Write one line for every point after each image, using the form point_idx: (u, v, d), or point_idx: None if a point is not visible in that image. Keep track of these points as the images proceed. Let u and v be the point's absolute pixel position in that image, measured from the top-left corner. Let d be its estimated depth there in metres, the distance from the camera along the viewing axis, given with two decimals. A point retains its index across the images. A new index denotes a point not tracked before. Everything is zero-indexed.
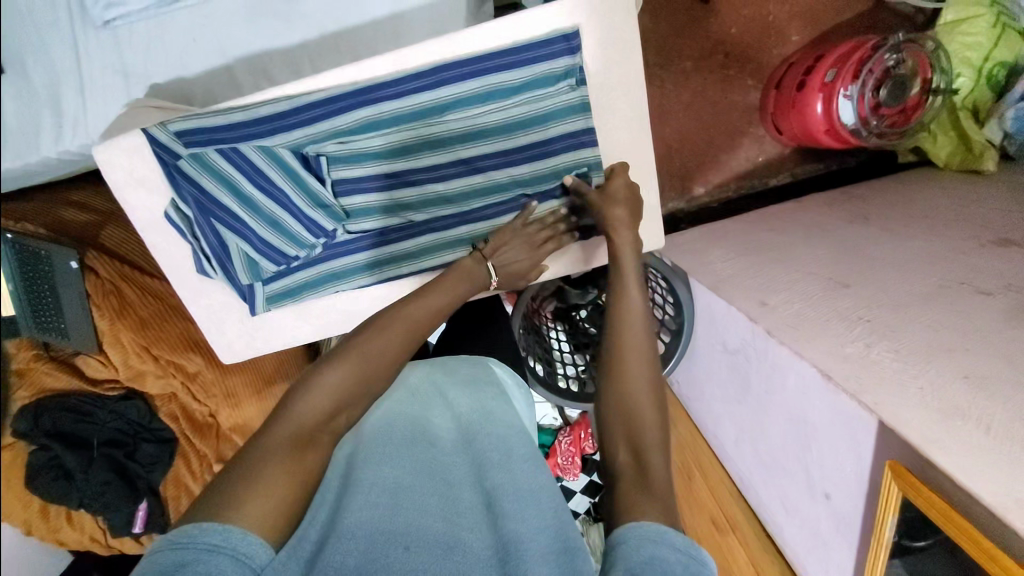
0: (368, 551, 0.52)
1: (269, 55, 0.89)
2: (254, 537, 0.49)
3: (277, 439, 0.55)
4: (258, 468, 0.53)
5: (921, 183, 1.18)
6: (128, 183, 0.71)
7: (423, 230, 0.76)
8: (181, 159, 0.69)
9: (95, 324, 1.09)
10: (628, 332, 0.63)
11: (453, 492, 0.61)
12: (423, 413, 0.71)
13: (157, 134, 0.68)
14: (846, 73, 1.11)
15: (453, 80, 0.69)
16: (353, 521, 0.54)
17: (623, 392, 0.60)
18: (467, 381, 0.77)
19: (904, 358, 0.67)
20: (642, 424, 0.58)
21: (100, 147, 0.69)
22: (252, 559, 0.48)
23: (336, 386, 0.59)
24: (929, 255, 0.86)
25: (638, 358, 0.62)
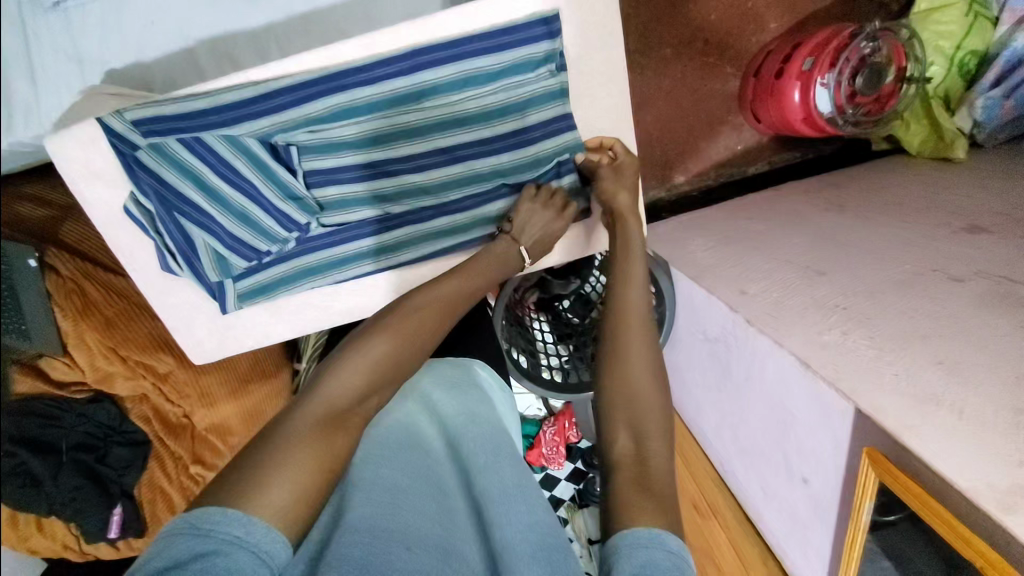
0: (368, 551, 0.49)
1: (233, 39, 0.85)
2: (279, 525, 0.50)
3: (316, 413, 0.58)
4: (294, 441, 0.55)
5: (895, 170, 1.20)
6: (82, 175, 0.67)
7: (400, 222, 0.74)
8: (140, 150, 0.65)
9: (58, 325, 1.05)
10: (629, 325, 0.64)
11: (448, 499, 0.61)
12: (413, 415, 0.70)
13: (112, 123, 0.64)
14: (823, 61, 1.12)
15: (430, 66, 0.66)
16: (356, 518, 0.52)
17: (625, 385, 0.61)
18: (452, 381, 0.76)
19: (880, 344, 0.67)
20: (645, 418, 0.60)
21: (54, 139, 0.64)
22: (271, 557, 0.48)
23: (372, 367, 0.61)
24: (903, 242, 0.88)
25: (639, 354, 0.63)
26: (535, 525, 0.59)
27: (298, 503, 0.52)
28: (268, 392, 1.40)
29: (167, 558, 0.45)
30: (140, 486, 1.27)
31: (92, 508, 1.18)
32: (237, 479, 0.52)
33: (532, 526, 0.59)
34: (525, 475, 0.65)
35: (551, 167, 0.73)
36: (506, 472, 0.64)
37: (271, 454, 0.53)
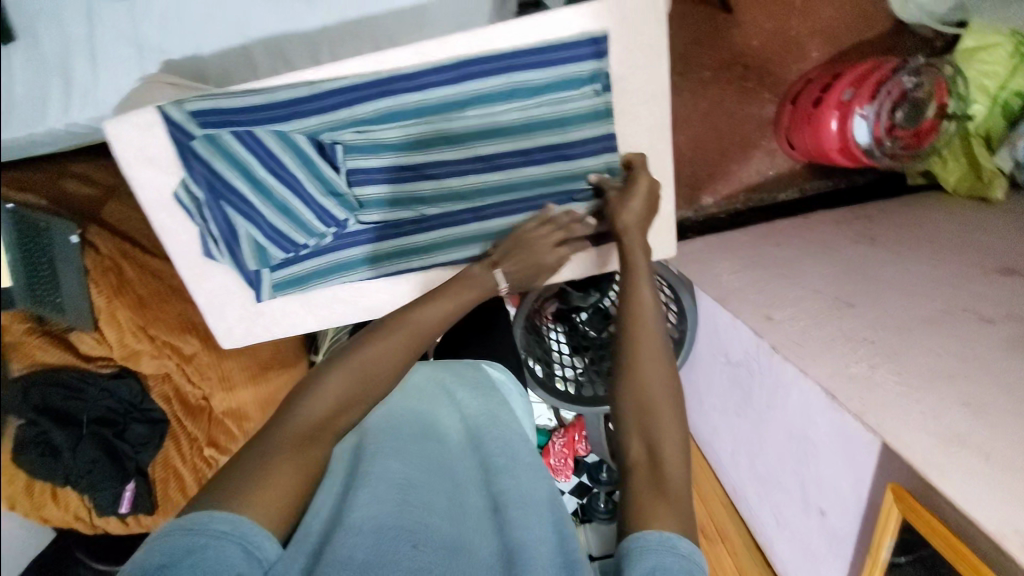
0: (371, 552, 0.50)
1: (287, 38, 0.88)
2: (258, 525, 0.50)
3: (284, 435, 0.55)
4: (265, 463, 0.53)
5: (927, 207, 1.18)
6: (136, 159, 0.69)
7: (435, 225, 0.75)
8: (193, 139, 0.67)
9: (91, 300, 1.08)
10: (642, 336, 0.61)
11: (460, 494, 0.62)
12: (430, 409, 0.72)
13: (172, 113, 0.66)
14: (863, 93, 1.11)
15: (477, 76, 0.67)
16: (360, 515, 0.53)
17: (638, 385, 0.60)
18: (468, 382, 0.78)
19: (909, 381, 0.66)
20: (654, 426, 0.58)
21: (112, 122, 0.67)
22: (260, 551, 0.49)
23: (340, 382, 0.59)
24: (933, 279, 0.86)
25: (650, 348, 0.61)
26: (549, 531, 0.59)
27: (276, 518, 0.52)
28: (285, 381, 1.42)
29: (160, 556, 0.46)
30: (155, 464, 1.32)
31: (106, 482, 1.24)
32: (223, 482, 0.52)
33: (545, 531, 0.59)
34: (545, 481, 0.66)
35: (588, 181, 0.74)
36: (522, 479, 0.65)
37: (243, 476, 0.52)
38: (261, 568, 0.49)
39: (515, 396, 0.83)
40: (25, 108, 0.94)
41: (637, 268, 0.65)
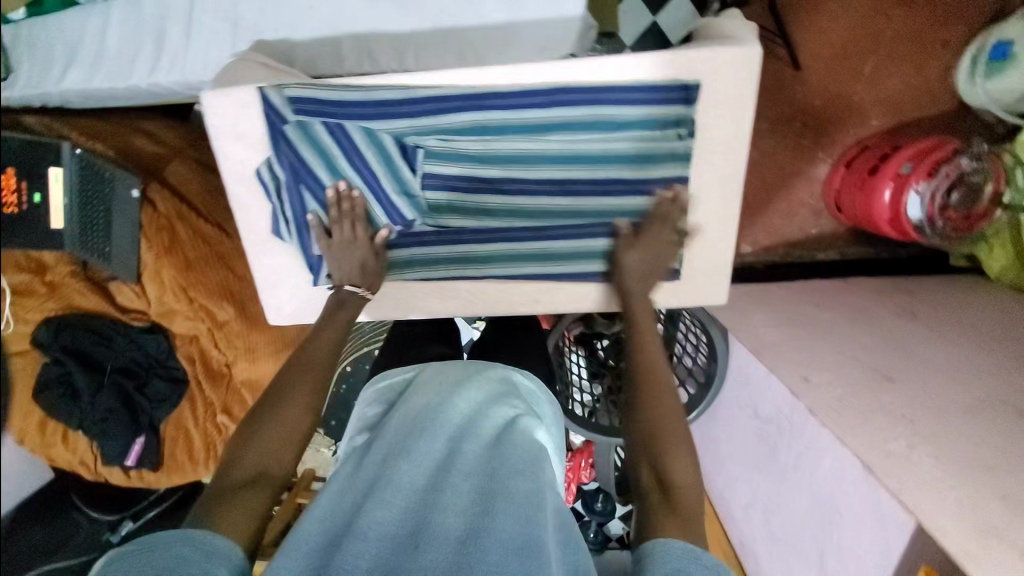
0: (380, 549, 0.61)
1: (377, 35, 0.90)
2: (224, 540, 0.56)
3: (226, 478, 0.63)
4: (221, 502, 0.60)
5: (968, 290, 1.18)
6: (227, 133, 0.72)
7: (496, 238, 0.77)
8: (288, 125, 0.70)
9: (141, 254, 1.14)
10: (650, 378, 0.67)
11: (463, 483, 0.68)
12: (435, 401, 0.78)
13: (271, 95, 0.69)
14: (921, 169, 1.12)
15: (566, 105, 0.69)
16: (366, 522, 0.63)
17: (654, 415, 0.64)
18: (475, 381, 0.83)
19: (946, 467, 0.66)
20: (658, 443, 0.62)
21: (209, 94, 0.69)
22: (213, 545, 0.55)
23: (278, 423, 0.68)
24: (974, 367, 0.86)
25: (661, 385, 0.67)
26: (530, 530, 0.62)
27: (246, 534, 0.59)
28: None
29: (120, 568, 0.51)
30: (167, 422, 1.35)
31: (119, 431, 1.27)
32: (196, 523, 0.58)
33: (526, 530, 0.62)
34: (534, 481, 0.69)
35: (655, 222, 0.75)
36: (511, 479, 0.68)
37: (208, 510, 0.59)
38: (216, 553, 0.55)
39: (527, 391, 0.88)
40: (115, 63, 0.98)
41: (642, 319, 0.72)
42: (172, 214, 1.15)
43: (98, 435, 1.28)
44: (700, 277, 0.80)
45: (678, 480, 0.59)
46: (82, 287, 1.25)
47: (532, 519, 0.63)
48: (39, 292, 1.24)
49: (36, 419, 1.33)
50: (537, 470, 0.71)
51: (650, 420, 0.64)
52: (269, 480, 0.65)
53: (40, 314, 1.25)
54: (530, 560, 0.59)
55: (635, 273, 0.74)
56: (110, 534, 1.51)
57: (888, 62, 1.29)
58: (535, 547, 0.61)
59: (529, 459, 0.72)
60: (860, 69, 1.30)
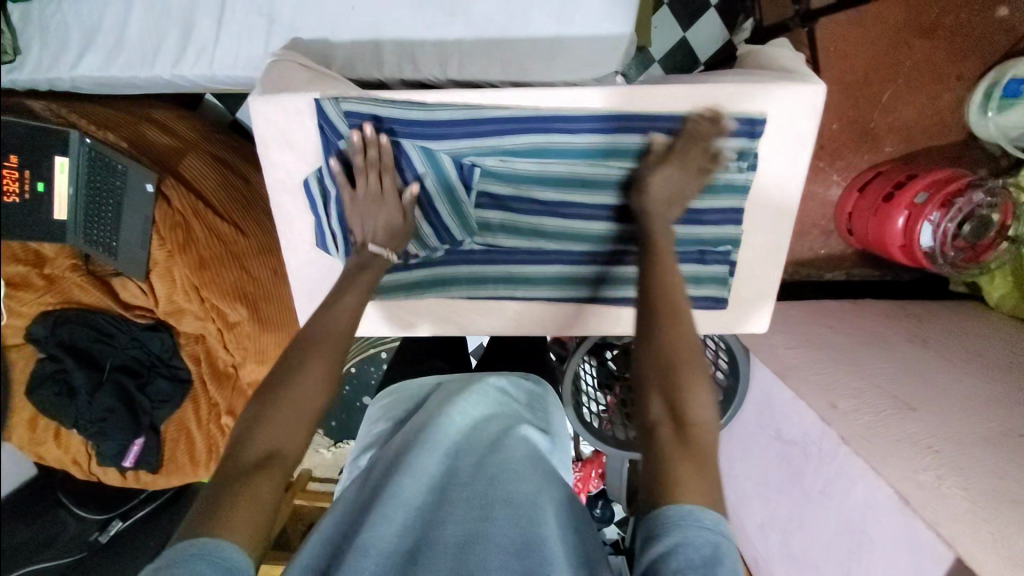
0: (383, 562, 0.61)
1: (421, 41, 0.88)
2: (231, 550, 0.52)
3: (233, 466, 0.58)
4: (225, 497, 0.56)
5: (971, 317, 1.23)
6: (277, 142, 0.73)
7: (547, 258, 0.80)
8: (341, 139, 0.72)
9: (152, 251, 1.09)
10: (671, 300, 0.65)
11: (463, 492, 0.69)
12: (433, 417, 0.79)
13: (327, 107, 0.70)
14: (936, 201, 1.14)
15: (626, 133, 0.71)
16: (372, 537, 0.62)
17: (670, 337, 0.62)
18: (472, 395, 0.84)
19: (975, 500, 0.69)
20: (676, 372, 0.61)
21: (258, 100, 0.70)
22: (228, 562, 0.51)
23: (288, 406, 0.62)
24: (986, 397, 0.90)
25: (682, 312, 0.64)
26: (529, 531, 0.63)
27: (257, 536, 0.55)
28: None
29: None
30: (168, 422, 1.30)
31: (118, 432, 1.22)
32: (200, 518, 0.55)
33: (526, 532, 0.63)
34: (535, 486, 0.70)
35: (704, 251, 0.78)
36: (510, 484, 0.69)
37: (215, 505, 0.55)
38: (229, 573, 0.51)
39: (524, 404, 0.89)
40: (136, 50, 0.93)
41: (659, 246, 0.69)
42: (187, 210, 1.10)
43: (95, 435, 1.22)
44: (741, 305, 0.82)
45: (691, 411, 0.59)
46: (83, 280, 1.19)
47: (534, 520, 0.64)
48: (36, 285, 1.18)
49: (26, 416, 1.26)
50: (536, 475, 0.72)
51: (661, 346, 0.62)
52: (281, 466, 0.60)
53: (37, 308, 1.19)
54: (532, 559, 0.60)
55: (657, 197, 0.70)
56: (100, 533, 1.43)
57: (905, 91, 1.32)
58: (536, 547, 0.61)
59: (528, 465, 0.73)
60: (878, 97, 1.32)
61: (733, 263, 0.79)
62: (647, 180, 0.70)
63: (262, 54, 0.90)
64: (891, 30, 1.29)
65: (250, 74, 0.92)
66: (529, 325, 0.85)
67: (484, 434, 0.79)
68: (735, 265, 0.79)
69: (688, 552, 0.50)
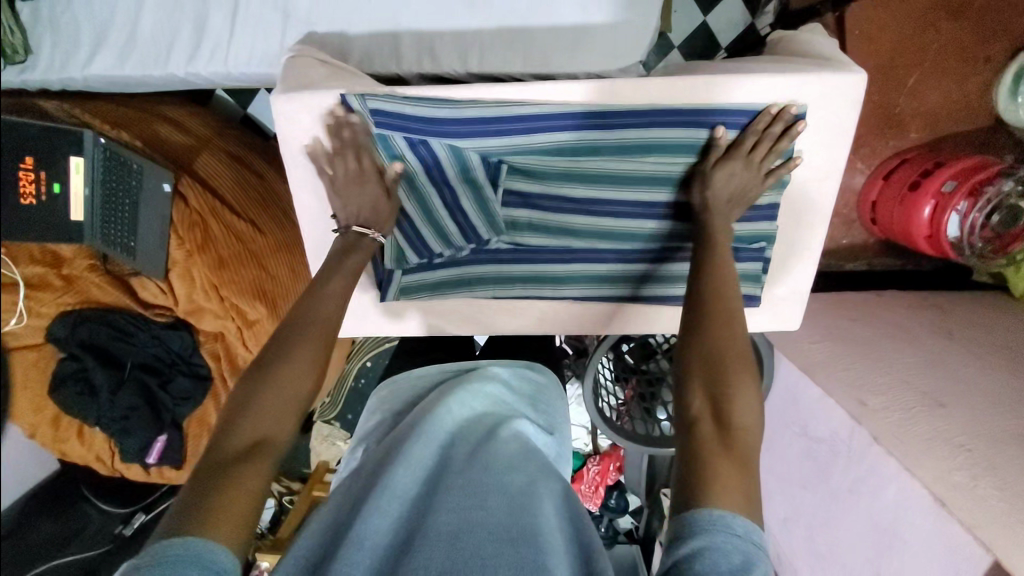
0: (375, 552, 0.59)
1: (441, 35, 0.86)
2: (216, 545, 0.50)
3: (221, 453, 0.56)
4: (208, 487, 0.53)
5: (997, 308, 1.21)
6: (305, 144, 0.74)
7: (576, 257, 0.79)
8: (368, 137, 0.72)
9: (169, 250, 1.08)
10: (721, 301, 0.63)
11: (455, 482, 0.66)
12: (427, 410, 0.78)
13: (353, 104, 0.70)
14: (964, 189, 1.12)
15: (659, 129, 0.70)
16: (362, 528, 0.60)
17: (714, 344, 0.60)
18: (468, 387, 0.82)
19: (1012, 500, 0.68)
20: (717, 365, 0.59)
21: (282, 97, 0.71)
22: (216, 564, 0.49)
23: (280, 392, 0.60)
24: (1015, 394, 0.88)
25: (734, 315, 0.62)
26: (527, 521, 0.60)
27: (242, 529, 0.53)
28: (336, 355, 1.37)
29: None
30: (189, 419, 1.31)
31: (141, 430, 1.24)
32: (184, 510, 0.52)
33: (522, 519, 0.61)
34: (530, 477, 0.68)
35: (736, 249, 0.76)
36: (505, 475, 0.67)
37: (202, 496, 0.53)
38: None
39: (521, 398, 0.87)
40: (149, 47, 0.91)
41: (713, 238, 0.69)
42: (204, 209, 1.09)
43: (117, 433, 1.24)
44: (771, 302, 0.82)
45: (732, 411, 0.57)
46: (101, 280, 1.19)
47: (528, 509, 0.62)
48: (55, 285, 1.18)
49: (49, 413, 1.26)
50: (531, 465, 0.70)
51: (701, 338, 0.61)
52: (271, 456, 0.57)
53: (56, 308, 1.19)
54: (528, 548, 0.57)
55: (723, 192, 0.70)
56: (123, 526, 1.46)
57: (931, 76, 1.28)
58: (532, 535, 0.59)
59: (523, 455, 0.71)
60: (904, 81, 1.29)
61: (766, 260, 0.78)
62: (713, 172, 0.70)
63: (277, 50, 0.88)
64: (918, 12, 1.25)
65: (266, 71, 0.90)
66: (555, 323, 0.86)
67: (480, 426, 0.77)
68: (769, 261, 0.78)
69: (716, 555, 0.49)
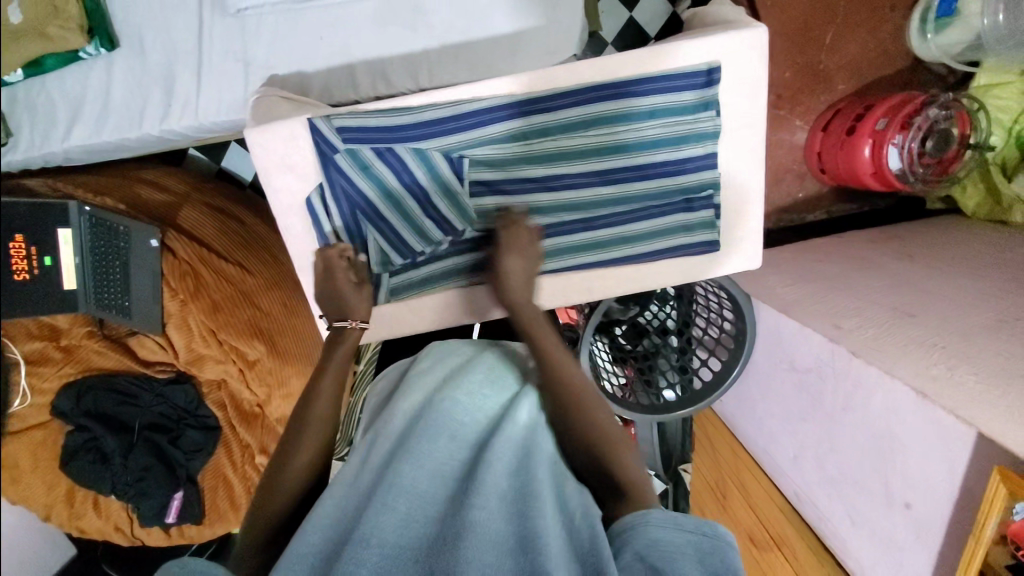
0: (383, 560, 0.58)
1: (390, 59, 0.94)
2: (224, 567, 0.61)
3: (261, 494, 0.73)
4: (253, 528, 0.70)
5: (951, 229, 1.28)
6: (279, 169, 0.80)
7: (549, 233, 0.84)
8: (338, 152, 0.78)
9: (165, 304, 1.13)
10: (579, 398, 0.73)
11: (463, 486, 0.66)
12: (433, 406, 0.76)
13: (321, 126, 0.77)
14: (897, 123, 1.20)
15: (598, 101, 0.77)
16: (370, 528, 0.60)
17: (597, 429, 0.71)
18: (479, 373, 0.80)
19: (985, 380, 0.73)
20: (544, 403, 0.75)
21: (255, 131, 0.77)
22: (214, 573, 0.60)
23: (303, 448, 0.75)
24: (978, 294, 0.94)
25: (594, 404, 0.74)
26: (518, 524, 0.60)
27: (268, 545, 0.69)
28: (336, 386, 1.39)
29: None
30: (204, 473, 1.31)
31: (158, 490, 1.25)
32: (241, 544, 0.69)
33: (519, 523, 0.60)
34: (527, 472, 0.66)
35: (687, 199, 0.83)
36: (504, 476, 0.66)
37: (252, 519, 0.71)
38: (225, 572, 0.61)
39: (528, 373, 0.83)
40: (123, 112, 0.97)
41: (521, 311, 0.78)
42: (193, 258, 1.14)
43: (136, 496, 1.25)
44: (737, 246, 0.85)
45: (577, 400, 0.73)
46: (100, 345, 1.22)
47: (526, 510, 0.61)
48: (55, 359, 1.19)
49: (64, 488, 1.24)
50: (530, 463, 0.67)
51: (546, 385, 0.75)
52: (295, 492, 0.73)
53: (59, 381, 1.21)
54: (524, 549, 0.57)
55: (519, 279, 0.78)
56: None
57: (846, 31, 1.39)
58: (529, 535, 0.58)
59: (520, 452, 0.69)
60: (823, 40, 1.39)
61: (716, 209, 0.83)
62: (504, 260, 0.78)
63: (242, 96, 0.95)
64: None
65: (233, 117, 0.97)
66: (543, 298, 0.86)
67: (485, 423, 0.75)
68: (720, 208, 0.84)
69: (665, 545, 0.59)
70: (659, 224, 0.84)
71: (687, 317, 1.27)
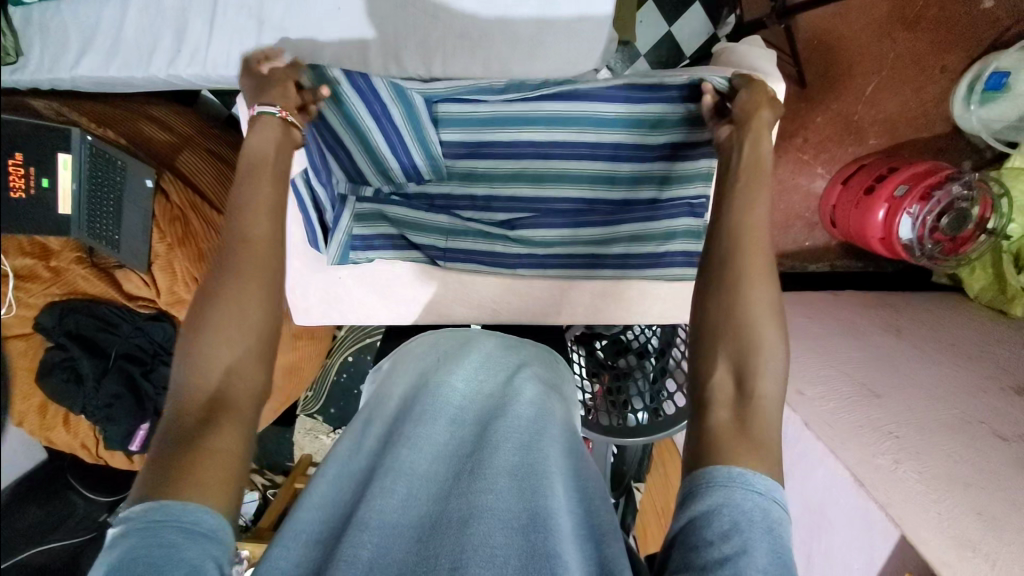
0: (379, 545, 0.52)
1: (405, 42, 0.92)
2: (195, 505, 0.47)
3: (173, 423, 0.53)
4: (185, 449, 0.51)
5: (949, 308, 1.25)
6: None
7: (527, 258, 0.94)
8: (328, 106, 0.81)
9: (153, 245, 1.11)
10: (754, 367, 0.57)
11: (465, 464, 0.59)
12: (430, 376, 0.69)
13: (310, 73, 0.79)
14: (915, 193, 1.15)
15: (593, 128, 0.85)
16: (366, 511, 0.54)
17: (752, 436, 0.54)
18: (475, 350, 0.73)
19: (926, 481, 0.73)
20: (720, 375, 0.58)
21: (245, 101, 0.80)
22: (199, 524, 0.46)
23: (222, 350, 0.57)
24: (954, 386, 0.91)
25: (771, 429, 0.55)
26: (534, 504, 0.55)
27: (230, 492, 0.50)
28: (312, 352, 1.39)
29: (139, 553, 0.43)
30: None
31: (123, 417, 1.26)
32: (176, 460, 0.50)
33: (528, 504, 0.55)
34: (538, 449, 0.60)
35: (649, 247, 0.91)
36: (514, 454, 0.59)
37: (172, 458, 0.50)
38: (206, 535, 0.46)
39: (534, 356, 0.77)
40: (132, 52, 0.97)
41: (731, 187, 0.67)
42: (185, 204, 1.14)
43: (99, 421, 1.26)
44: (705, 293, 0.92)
45: (761, 408, 0.56)
46: (88, 272, 1.23)
47: (537, 493, 0.56)
48: (43, 277, 1.23)
49: (37, 401, 1.29)
50: (542, 440, 0.61)
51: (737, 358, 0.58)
52: (235, 414, 0.55)
53: (45, 299, 1.24)
54: (537, 536, 0.52)
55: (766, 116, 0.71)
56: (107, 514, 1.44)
57: (888, 84, 1.33)
58: (543, 522, 0.53)
59: (528, 428, 0.63)
60: (863, 90, 1.34)
61: (692, 258, 0.91)
62: (753, 94, 0.72)
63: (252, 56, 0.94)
64: (874, 23, 1.31)
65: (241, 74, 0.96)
66: (505, 310, 0.99)
67: (488, 394, 0.68)
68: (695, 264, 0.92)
69: (738, 517, 0.47)
70: (627, 255, 0.93)
71: (670, 339, 1.04)
